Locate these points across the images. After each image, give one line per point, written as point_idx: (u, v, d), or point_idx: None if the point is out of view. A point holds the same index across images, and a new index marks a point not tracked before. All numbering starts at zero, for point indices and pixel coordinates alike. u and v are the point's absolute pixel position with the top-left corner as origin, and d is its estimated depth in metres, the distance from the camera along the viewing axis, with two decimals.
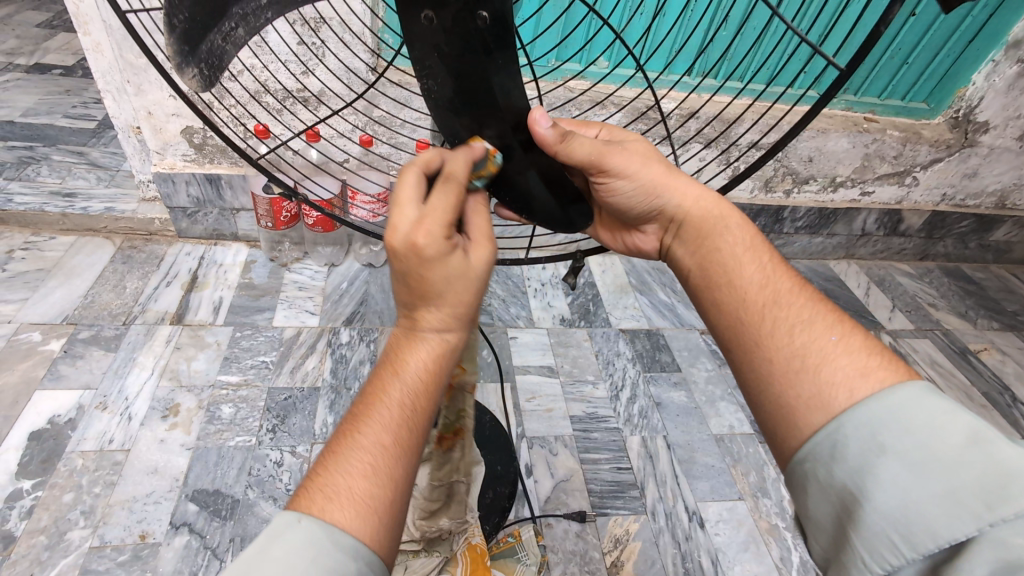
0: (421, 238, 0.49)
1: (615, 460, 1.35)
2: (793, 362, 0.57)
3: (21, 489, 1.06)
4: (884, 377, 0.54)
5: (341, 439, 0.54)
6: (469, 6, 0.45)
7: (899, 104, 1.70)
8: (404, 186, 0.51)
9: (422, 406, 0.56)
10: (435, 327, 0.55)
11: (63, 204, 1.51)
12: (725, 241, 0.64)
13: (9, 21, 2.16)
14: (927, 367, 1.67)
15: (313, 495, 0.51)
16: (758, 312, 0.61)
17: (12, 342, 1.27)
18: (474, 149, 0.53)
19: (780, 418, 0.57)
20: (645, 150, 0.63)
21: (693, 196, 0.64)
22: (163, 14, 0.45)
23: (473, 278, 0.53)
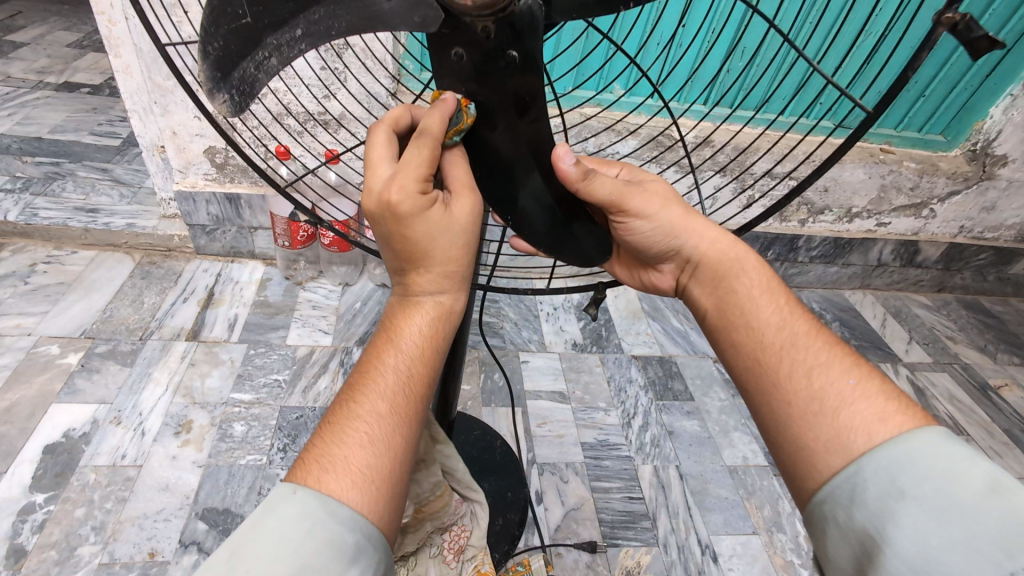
0: (394, 193, 0.49)
1: (626, 489, 1.33)
2: (811, 406, 0.56)
3: (34, 503, 1.06)
4: (902, 423, 0.53)
5: (337, 410, 0.54)
6: (500, 46, 0.47)
7: (915, 136, 1.70)
8: (375, 145, 0.53)
9: (419, 373, 0.56)
10: (428, 288, 0.56)
11: (86, 220, 1.55)
12: (742, 284, 0.62)
13: (41, 41, 2.24)
14: (946, 403, 1.64)
15: (310, 466, 0.50)
16: (775, 352, 0.59)
17: (32, 354, 1.29)
18: (446, 102, 0.49)
19: (798, 460, 0.56)
20: (664, 192, 0.62)
21: (711, 238, 0.62)
22: (199, 42, 0.49)
23: (459, 229, 0.53)
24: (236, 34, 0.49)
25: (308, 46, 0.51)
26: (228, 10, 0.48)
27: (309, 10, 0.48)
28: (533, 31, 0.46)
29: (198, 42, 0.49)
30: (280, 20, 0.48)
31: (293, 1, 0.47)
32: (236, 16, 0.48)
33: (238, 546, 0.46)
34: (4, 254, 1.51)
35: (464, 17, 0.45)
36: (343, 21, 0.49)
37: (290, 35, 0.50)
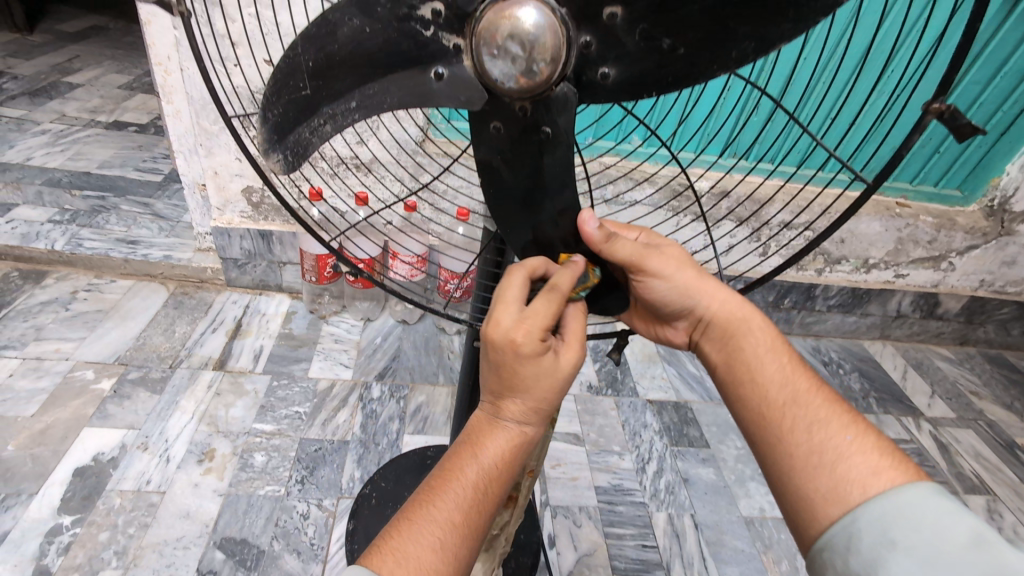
0: (520, 335, 0.54)
1: (640, 536, 1.32)
2: (810, 458, 0.57)
3: (61, 524, 1.09)
4: (895, 477, 0.54)
5: (414, 506, 0.56)
6: (535, 122, 0.52)
7: (932, 191, 1.73)
8: (510, 287, 0.56)
9: (492, 492, 0.57)
10: (516, 418, 0.58)
11: (126, 251, 1.63)
12: (747, 345, 0.63)
13: (95, 83, 2.40)
14: (971, 460, 1.61)
15: (383, 555, 0.52)
16: (778, 407, 0.60)
17: (68, 378, 1.34)
18: (576, 265, 0.58)
19: (798, 509, 0.57)
20: (680, 255, 0.63)
21: (722, 298, 0.63)
22: (260, 110, 0.55)
23: (561, 378, 0.56)
24: (294, 103, 0.55)
25: (361, 117, 0.56)
26: (290, 84, 0.54)
27: (364, 86, 0.54)
28: (565, 113, 0.51)
29: (259, 110, 0.55)
30: (337, 94, 0.54)
31: (349, 76, 0.53)
32: (297, 88, 0.54)
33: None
34: (48, 281, 1.59)
35: (504, 98, 0.51)
36: (394, 96, 0.55)
37: (345, 106, 0.55)
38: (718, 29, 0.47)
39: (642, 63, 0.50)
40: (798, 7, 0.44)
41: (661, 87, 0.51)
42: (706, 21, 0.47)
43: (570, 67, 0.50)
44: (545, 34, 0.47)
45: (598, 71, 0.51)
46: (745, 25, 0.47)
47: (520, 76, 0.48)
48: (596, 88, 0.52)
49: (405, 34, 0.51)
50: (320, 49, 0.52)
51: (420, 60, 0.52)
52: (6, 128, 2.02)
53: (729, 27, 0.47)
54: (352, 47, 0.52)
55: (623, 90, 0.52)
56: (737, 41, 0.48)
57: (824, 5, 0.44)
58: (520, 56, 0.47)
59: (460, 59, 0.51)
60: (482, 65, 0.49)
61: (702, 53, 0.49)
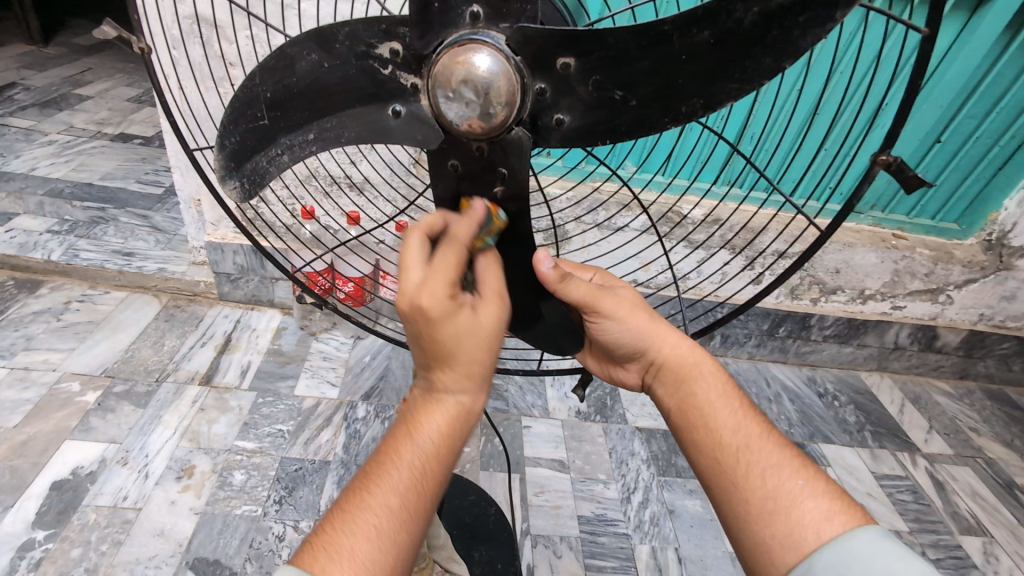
0: (425, 298, 0.49)
1: (622, 569, 1.30)
2: (766, 504, 0.57)
3: (34, 539, 1.09)
4: (845, 520, 0.55)
5: (348, 497, 0.54)
6: (491, 162, 0.53)
7: (929, 224, 1.72)
8: (408, 250, 0.52)
9: (432, 472, 0.55)
10: (450, 388, 0.54)
11: (121, 262, 1.64)
12: (699, 390, 0.62)
13: (105, 95, 2.45)
14: (967, 500, 1.58)
15: (317, 551, 0.52)
16: (732, 451, 0.60)
17: (53, 390, 1.35)
18: (476, 211, 0.54)
19: (756, 556, 0.56)
20: (633, 299, 0.64)
21: (672, 342, 0.64)
22: (220, 135, 0.58)
23: (487, 336, 0.52)
24: (253, 132, 0.57)
25: (317, 148, 0.58)
26: (250, 113, 0.57)
27: (322, 119, 0.56)
28: (520, 156, 0.52)
29: (219, 136, 0.58)
30: (294, 126, 0.56)
31: (307, 110, 0.55)
32: (255, 118, 0.57)
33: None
34: (43, 290, 1.60)
35: (462, 137, 0.52)
36: (350, 131, 0.56)
37: (302, 137, 0.57)
38: (668, 86, 0.48)
39: (596, 113, 0.51)
40: (744, 69, 0.46)
41: (615, 135, 0.52)
42: (657, 76, 0.48)
43: (526, 111, 0.50)
44: (499, 80, 0.47)
45: (553, 117, 0.51)
46: (693, 82, 0.48)
47: (475, 119, 0.49)
48: (551, 132, 0.52)
49: (363, 71, 0.52)
50: (279, 82, 0.55)
51: (377, 96, 0.53)
52: (14, 138, 2.06)
53: (678, 84, 0.48)
54: (308, 81, 0.54)
55: (578, 136, 0.52)
56: (686, 98, 0.49)
57: (767, 69, 0.45)
58: (474, 101, 0.48)
59: (418, 98, 0.52)
60: (438, 106, 0.50)
61: (653, 106, 0.50)
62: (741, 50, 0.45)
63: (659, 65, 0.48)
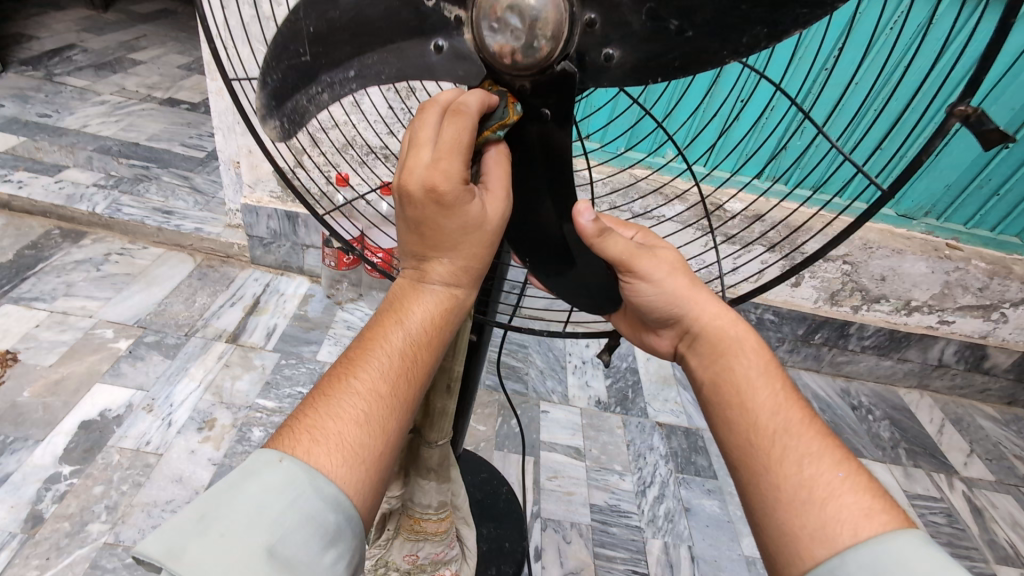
0: (439, 179, 0.47)
1: (631, 561, 1.27)
2: (799, 493, 0.51)
3: (60, 473, 1.13)
4: (886, 521, 0.50)
5: (328, 382, 0.52)
6: (533, 102, 0.52)
7: (988, 236, 1.60)
8: (424, 127, 0.49)
9: (420, 360, 0.53)
10: (442, 278, 0.53)
11: (161, 220, 1.69)
12: (737, 366, 0.58)
13: (156, 61, 2.52)
14: (1007, 529, 1.48)
15: (300, 434, 0.50)
16: (767, 434, 0.55)
17: (88, 335, 1.40)
18: (489, 96, 0.50)
19: (781, 546, 0.51)
20: (674, 261, 0.60)
21: (712, 313, 0.59)
22: (261, 73, 0.57)
23: (490, 228, 0.52)
24: (294, 69, 0.56)
25: (359, 86, 0.56)
26: (291, 50, 0.55)
27: (363, 55, 0.54)
28: (566, 94, 0.50)
29: (260, 74, 0.57)
30: (336, 62, 0.55)
31: (349, 45, 0.54)
32: (297, 54, 0.55)
33: (210, 507, 0.47)
34: (85, 241, 1.66)
35: (504, 74, 0.51)
36: (392, 67, 0.55)
37: (343, 75, 0.56)
38: (728, 15, 0.45)
39: (648, 46, 0.49)
40: None
41: (667, 73, 0.49)
42: (717, 6, 0.45)
43: (572, 45, 0.49)
44: (546, 8, 0.46)
45: (602, 53, 0.49)
46: (757, 10, 0.44)
47: (517, 51, 0.48)
48: (600, 71, 0.50)
49: (407, 3, 0.51)
50: (322, 16, 0.53)
51: (421, 31, 0.52)
52: (69, 96, 2.14)
53: (741, 11, 0.45)
54: (353, 16, 0.52)
55: (627, 74, 0.50)
56: (749, 26, 0.46)
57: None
58: (519, 29, 0.47)
59: (461, 32, 0.51)
60: (481, 38, 0.49)
61: (711, 39, 0.47)
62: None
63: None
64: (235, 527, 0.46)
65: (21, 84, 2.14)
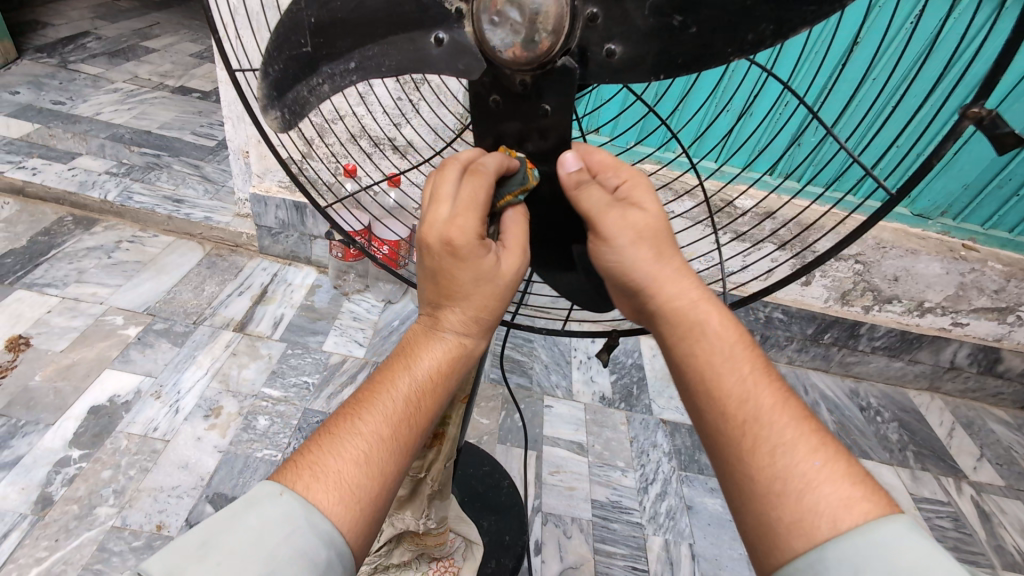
0: (456, 235, 0.49)
1: (631, 558, 1.27)
2: (771, 487, 0.46)
3: (70, 457, 1.15)
4: (867, 510, 0.44)
5: (336, 420, 0.52)
6: (535, 97, 0.51)
7: (1005, 237, 1.56)
8: (443, 182, 0.50)
9: (427, 407, 0.53)
10: (454, 328, 0.54)
11: (171, 208, 1.70)
12: (701, 350, 0.50)
13: (169, 49, 2.53)
14: (1015, 535, 1.46)
15: (302, 471, 0.50)
16: (736, 423, 0.48)
17: (99, 321, 1.42)
18: (510, 162, 0.53)
19: (758, 540, 0.47)
20: (643, 225, 0.50)
21: (677, 289, 0.50)
22: (263, 63, 0.57)
23: (503, 284, 0.52)
24: (295, 60, 0.56)
25: (359, 78, 0.56)
26: (293, 40, 0.55)
27: (364, 47, 0.54)
28: (566, 90, 0.49)
29: (262, 64, 0.57)
30: (337, 54, 0.55)
31: (350, 37, 0.53)
32: (298, 44, 0.55)
33: (212, 533, 0.47)
34: (97, 229, 1.68)
35: (504, 68, 0.50)
36: (392, 60, 0.54)
37: (343, 66, 0.55)
38: (735, 16, 0.45)
39: (651, 43, 0.48)
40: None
41: (670, 69, 0.48)
42: (722, 6, 0.45)
43: (574, 40, 0.48)
44: (547, 2, 0.45)
45: (604, 49, 0.48)
46: (763, 6, 0.44)
47: (519, 47, 0.47)
48: (602, 67, 0.49)
49: None
50: (322, 7, 0.53)
51: (422, 23, 0.51)
52: (83, 83, 2.15)
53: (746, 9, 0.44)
54: (352, 7, 0.52)
55: (630, 69, 0.49)
56: (755, 23, 0.45)
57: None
58: (519, 23, 0.46)
59: (461, 24, 0.50)
60: (481, 32, 0.49)
61: (715, 35, 0.46)
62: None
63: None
64: (231, 557, 0.46)
65: (35, 71, 2.17)
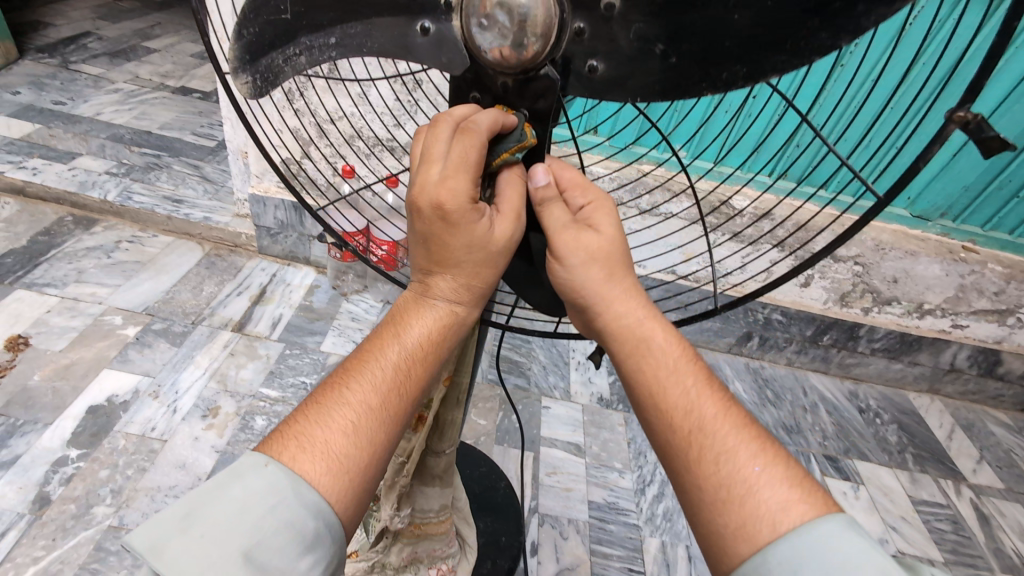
0: (445, 197, 0.48)
1: (628, 559, 1.27)
2: (717, 494, 0.46)
3: (68, 456, 1.15)
4: (803, 511, 0.46)
5: (325, 390, 0.52)
6: (515, 100, 0.51)
7: (1005, 239, 1.55)
8: (435, 140, 0.49)
9: (417, 376, 0.53)
10: (445, 295, 0.53)
11: (171, 209, 1.71)
12: (648, 365, 0.51)
13: (170, 50, 2.54)
14: (1014, 538, 1.46)
15: (287, 441, 0.50)
16: (683, 432, 0.49)
17: (98, 321, 1.42)
18: (507, 117, 0.50)
19: (709, 548, 0.47)
20: (596, 247, 0.52)
21: (624, 306, 0.52)
22: (238, 24, 0.55)
23: (494, 250, 0.52)
24: (272, 26, 0.54)
25: (338, 54, 0.55)
26: (272, 5, 0.54)
27: (347, 23, 0.53)
28: (547, 98, 0.50)
29: (236, 25, 0.55)
30: (318, 27, 0.54)
31: (333, 11, 0.53)
32: (277, 10, 0.54)
33: (199, 505, 0.48)
34: (97, 229, 1.68)
35: (488, 69, 0.50)
36: (375, 41, 0.54)
37: (323, 41, 0.55)
38: (713, 49, 0.45)
39: (632, 66, 0.48)
40: (795, 41, 0.43)
41: (647, 95, 0.49)
42: (703, 30, 0.45)
43: (560, 51, 0.48)
44: (537, 8, 0.45)
45: (586, 63, 0.49)
46: (739, 50, 0.45)
47: (507, 49, 0.47)
48: (583, 81, 0.50)
49: None
50: None
51: (409, 10, 0.51)
52: (84, 84, 2.16)
53: (724, 47, 0.45)
54: None
55: (609, 87, 0.49)
56: (729, 65, 0.46)
57: (820, 46, 0.42)
58: (507, 27, 0.46)
59: (449, 17, 0.50)
60: (469, 31, 0.49)
61: (693, 68, 0.47)
62: (797, 19, 0.42)
63: (708, 20, 0.44)
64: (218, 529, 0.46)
65: (37, 71, 2.17)
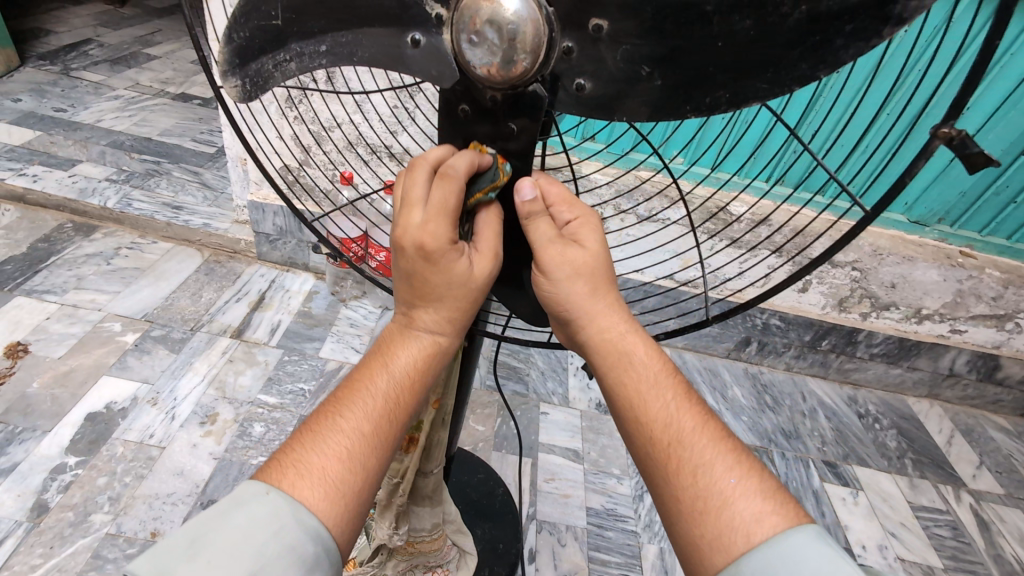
0: (428, 239, 0.50)
1: (625, 566, 1.27)
2: (694, 504, 0.47)
3: (66, 464, 1.16)
4: (776, 523, 0.46)
5: (317, 419, 0.53)
6: (503, 114, 0.52)
7: (1003, 244, 1.56)
8: (413, 185, 0.51)
9: (406, 404, 0.54)
10: (429, 327, 0.55)
11: (170, 215, 1.71)
12: (629, 378, 0.52)
13: (170, 56, 2.55)
14: (1014, 544, 1.46)
15: (286, 469, 0.50)
16: (662, 444, 0.50)
17: (97, 328, 1.43)
18: (482, 160, 0.53)
19: (687, 558, 0.48)
20: (580, 262, 0.53)
21: (607, 320, 0.53)
22: (228, 28, 0.55)
23: (474, 285, 0.53)
24: (262, 31, 0.55)
25: (328, 62, 0.56)
26: (262, 10, 0.54)
27: (338, 31, 0.54)
28: (534, 114, 0.50)
29: (226, 29, 0.56)
30: (308, 34, 0.54)
31: (323, 20, 0.53)
32: (268, 16, 0.54)
33: (200, 534, 0.48)
34: (97, 235, 1.69)
35: (478, 83, 0.51)
36: (364, 51, 0.54)
37: (314, 48, 0.55)
38: (698, 75, 0.46)
39: (618, 85, 0.48)
40: (777, 68, 0.43)
41: (632, 113, 0.49)
42: (689, 54, 0.45)
43: (548, 68, 0.49)
44: (526, 26, 0.46)
45: (574, 82, 0.49)
46: (723, 73, 0.45)
47: (496, 66, 0.48)
48: (571, 98, 0.50)
49: None
50: None
51: (400, 21, 0.51)
52: (84, 90, 2.17)
53: (708, 72, 0.45)
54: None
55: (596, 105, 0.50)
56: (712, 88, 0.46)
57: (801, 75, 0.43)
58: (496, 44, 0.46)
59: (440, 30, 0.50)
60: (459, 46, 0.49)
61: (677, 91, 0.47)
62: (777, 51, 0.42)
63: (694, 44, 0.45)
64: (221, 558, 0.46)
65: (38, 78, 2.19)
